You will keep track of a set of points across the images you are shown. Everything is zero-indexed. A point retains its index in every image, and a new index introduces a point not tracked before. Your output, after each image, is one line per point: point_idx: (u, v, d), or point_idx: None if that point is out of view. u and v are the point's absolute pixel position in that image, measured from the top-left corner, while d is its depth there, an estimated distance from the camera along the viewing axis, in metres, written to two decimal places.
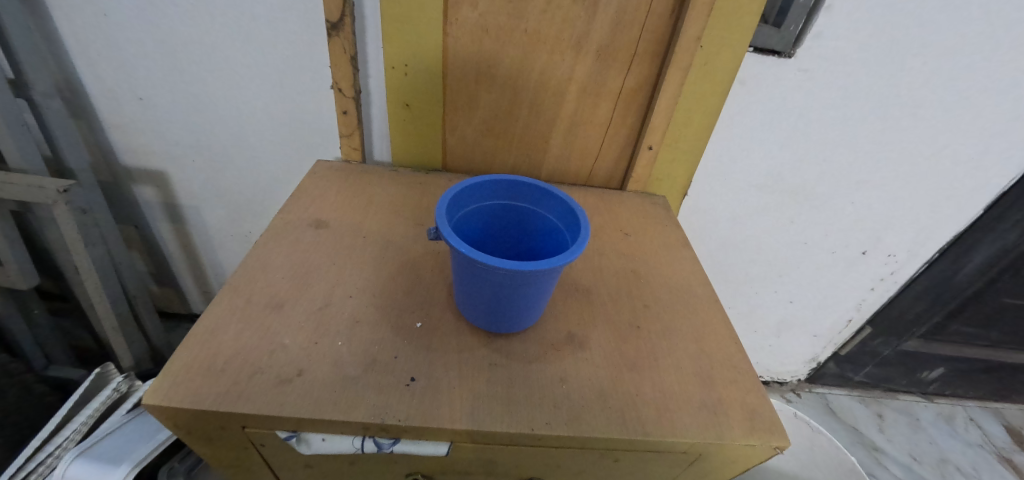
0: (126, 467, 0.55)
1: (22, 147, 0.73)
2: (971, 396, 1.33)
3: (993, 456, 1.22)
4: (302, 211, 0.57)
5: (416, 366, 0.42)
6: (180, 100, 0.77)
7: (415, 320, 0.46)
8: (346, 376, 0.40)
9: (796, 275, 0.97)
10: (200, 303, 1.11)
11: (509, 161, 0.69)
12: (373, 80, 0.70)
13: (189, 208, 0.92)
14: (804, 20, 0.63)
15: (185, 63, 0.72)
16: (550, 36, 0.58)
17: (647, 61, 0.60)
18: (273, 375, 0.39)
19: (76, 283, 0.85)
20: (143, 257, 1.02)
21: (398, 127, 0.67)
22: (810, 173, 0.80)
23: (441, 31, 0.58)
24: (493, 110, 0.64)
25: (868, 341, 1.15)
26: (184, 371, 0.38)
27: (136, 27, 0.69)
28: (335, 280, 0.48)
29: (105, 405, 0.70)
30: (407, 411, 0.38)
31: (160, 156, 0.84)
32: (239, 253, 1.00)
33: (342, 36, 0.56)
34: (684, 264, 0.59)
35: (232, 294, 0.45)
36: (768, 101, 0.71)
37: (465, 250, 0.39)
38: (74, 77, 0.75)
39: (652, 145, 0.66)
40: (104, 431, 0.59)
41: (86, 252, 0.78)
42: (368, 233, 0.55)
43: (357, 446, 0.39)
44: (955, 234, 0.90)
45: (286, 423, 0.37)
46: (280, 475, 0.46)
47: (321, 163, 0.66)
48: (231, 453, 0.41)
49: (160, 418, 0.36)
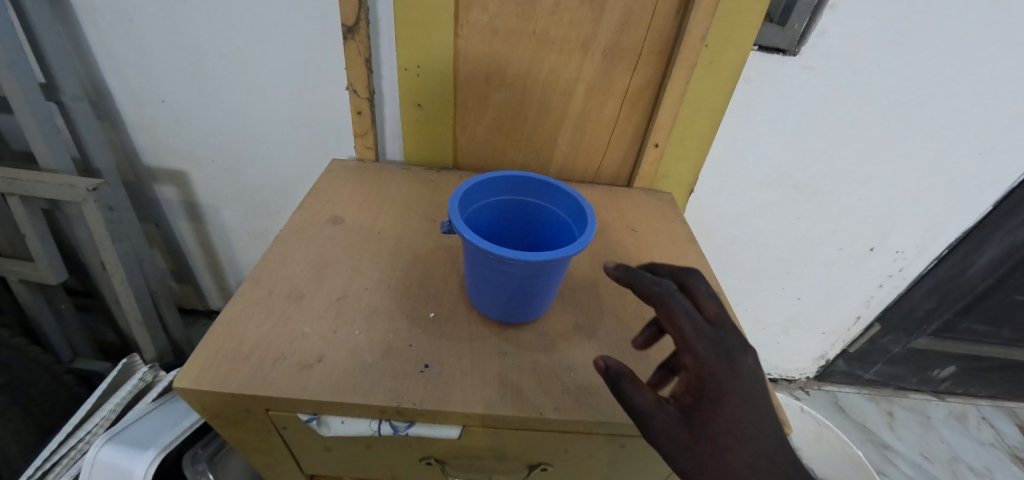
0: (153, 451, 0.57)
1: (53, 148, 0.76)
2: (983, 395, 1.32)
3: (1006, 456, 1.21)
4: (319, 208, 0.59)
5: (430, 353, 0.43)
6: (201, 103, 0.80)
7: (428, 310, 0.48)
8: (363, 363, 0.42)
9: (805, 270, 0.98)
10: (217, 299, 1.14)
11: (518, 159, 0.70)
12: (386, 81, 0.72)
13: (209, 207, 0.95)
14: (808, 18, 0.64)
15: (206, 65, 0.75)
16: (558, 37, 0.60)
17: (653, 60, 0.62)
18: (295, 361, 0.41)
19: (102, 278, 0.89)
20: (163, 255, 1.05)
21: (410, 127, 0.69)
22: (816, 170, 0.81)
23: (452, 34, 0.60)
24: (503, 109, 0.66)
25: (878, 339, 1.14)
26: (211, 357, 0.40)
27: (161, 33, 0.72)
28: (352, 273, 0.50)
29: (133, 393, 0.73)
30: (421, 395, 0.40)
31: (181, 156, 0.87)
32: (256, 250, 1.02)
33: (357, 39, 0.58)
34: (689, 258, 0.60)
35: (255, 285, 0.47)
36: (774, 98, 0.72)
37: (478, 242, 0.40)
38: (100, 80, 0.78)
39: (658, 143, 0.67)
40: (131, 418, 0.62)
41: (113, 247, 0.82)
42: (382, 229, 0.57)
43: (375, 428, 0.41)
44: (963, 230, 0.90)
45: (307, 406, 0.39)
46: (300, 458, 0.48)
47: (336, 162, 0.69)
48: (254, 435, 0.44)
49: (189, 400, 0.39)
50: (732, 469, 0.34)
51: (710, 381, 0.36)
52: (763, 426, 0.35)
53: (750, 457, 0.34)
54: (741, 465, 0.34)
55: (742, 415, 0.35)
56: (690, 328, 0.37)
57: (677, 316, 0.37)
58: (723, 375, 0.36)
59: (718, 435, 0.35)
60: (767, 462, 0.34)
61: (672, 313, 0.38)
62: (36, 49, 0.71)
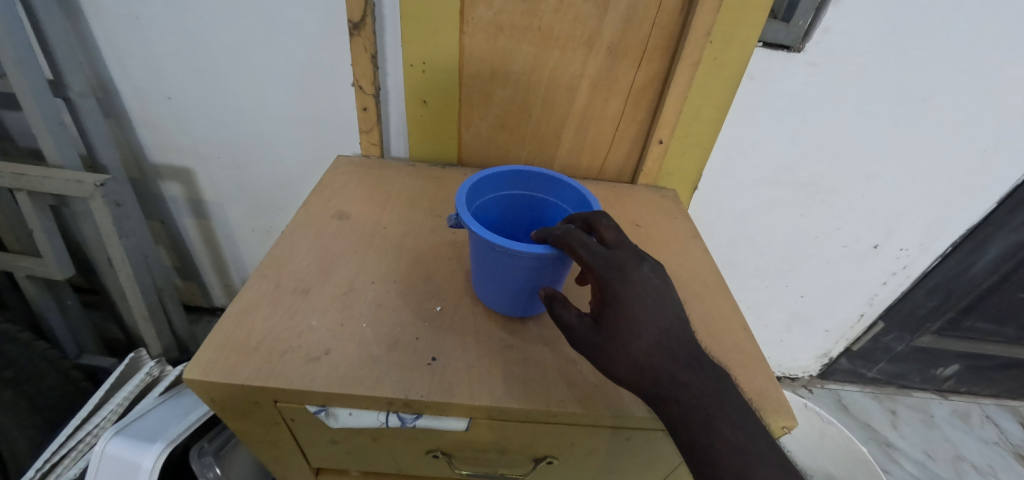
0: (160, 445, 0.58)
1: (60, 145, 0.77)
2: (987, 394, 1.32)
3: (1010, 454, 1.21)
4: (324, 203, 0.59)
5: (437, 346, 0.44)
6: (206, 99, 0.80)
7: (434, 304, 0.48)
8: (370, 356, 0.42)
9: (808, 268, 0.98)
10: (222, 296, 1.15)
11: (522, 156, 0.71)
12: (390, 78, 0.72)
13: (214, 203, 0.95)
14: (812, 15, 0.64)
15: (212, 61, 0.75)
16: (562, 34, 0.60)
17: (657, 57, 0.62)
18: (303, 354, 0.41)
19: (109, 275, 0.89)
20: (168, 252, 1.06)
21: (414, 123, 0.69)
22: (820, 167, 0.81)
23: (457, 31, 0.60)
24: (507, 106, 0.66)
25: (881, 337, 1.14)
26: (221, 349, 0.41)
27: (168, 30, 0.72)
28: (358, 267, 0.51)
29: (140, 388, 0.74)
30: (428, 387, 0.40)
31: (187, 153, 0.87)
32: (260, 247, 1.03)
33: (363, 35, 0.58)
34: (693, 253, 0.60)
35: (262, 279, 0.48)
36: (778, 95, 0.72)
37: (491, 239, 0.40)
38: (107, 78, 0.79)
39: (662, 140, 0.67)
40: (138, 412, 0.62)
41: (119, 243, 0.82)
42: (387, 224, 0.57)
43: (382, 420, 0.41)
44: (967, 227, 0.90)
45: (315, 397, 0.40)
46: (307, 450, 0.49)
47: (342, 158, 0.69)
48: (262, 427, 0.44)
49: (198, 391, 0.39)
50: (635, 361, 0.37)
51: (611, 289, 0.38)
52: (660, 319, 0.38)
53: (648, 349, 0.37)
54: (641, 354, 0.37)
55: (637, 312, 0.37)
56: (587, 255, 0.39)
57: (576, 248, 0.39)
58: (623, 282, 0.38)
59: (620, 334, 0.37)
60: (663, 349, 0.37)
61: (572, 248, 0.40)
62: (43, 45, 0.72)
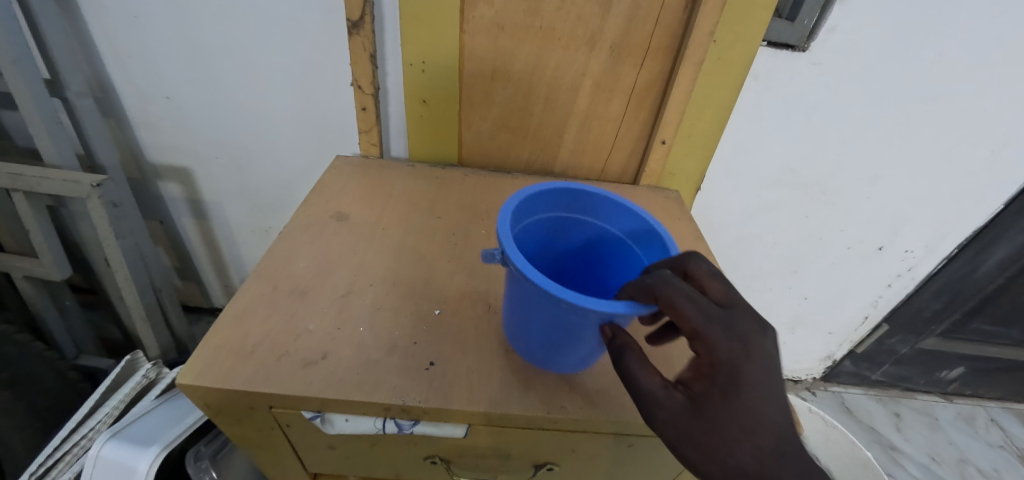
0: (156, 448, 0.57)
1: (57, 144, 0.76)
2: (992, 397, 1.31)
3: (1015, 458, 1.20)
4: (323, 204, 0.58)
5: (436, 350, 0.43)
6: (205, 99, 0.79)
7: (433, 307, 0.47)
8: (368, 360, 0.41)
9: (812, 270, 0.97)
10: (221, 297, 1.14)
11: (523, 157, 0.70)
12: (390, 78, 0.71)
13: (213, 204, 0.95)
14: (818, 13, 0.63)
15: (210, 61, 0.75)
16: (564, 32, 0.59)
17: (660, 56, 0.61)
18: (299, 358, 0.40)
19: (106, 275, 0.89)
20: (167, 252, 1.05)
21: (414, 123, 0.68)
22: (824, 168, 0.80)
23: (458, 29, 0.59)
24: (508, 106, 0.65)
25: (885, 339, 1.13)
26: (215, 353, 0.40)
27: (166, 29, 0.72)
28: (357, 269, 0.50)
29: (135, 391, 0.73)
30: (427, 393, 0.39)
31: (186, 153, 0.87)
32: (259, 248, 1.02)
33: (361, 34, 0.57)
34: (697, 256, 0.59)
35: (259, 281, 0.47)
36: (782, 95, 0.71)
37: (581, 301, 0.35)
38: (105, 77, 0.78)
39: (665, 140, 0.66)
40: (134, 414, 0.62)
41: (117, 244, 0.82)
42: (386, 225, 0.57)
43: (379, 426, 0.40)
44: (974, 229, 0.89)
45: (311, 403, 0.39)
46: (304, 456, 0.48)
47: (341, 158, 0.68)
48: (258, 432, 0.43)
49: (192, 396, 0.38)
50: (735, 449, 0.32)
51: (725, 362, 0.33)
52: (774, 403, 0.33)
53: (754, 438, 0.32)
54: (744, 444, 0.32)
55: (750, 390, 0.32)
56: (695, 316, 0.33)
57: (680, 305, 0.33)
58: (741, 356, 0.33)
59: (727, 416, 0.33)
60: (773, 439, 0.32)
61: (675, 304, 0.33)
62: (40, 44, 0.71)
